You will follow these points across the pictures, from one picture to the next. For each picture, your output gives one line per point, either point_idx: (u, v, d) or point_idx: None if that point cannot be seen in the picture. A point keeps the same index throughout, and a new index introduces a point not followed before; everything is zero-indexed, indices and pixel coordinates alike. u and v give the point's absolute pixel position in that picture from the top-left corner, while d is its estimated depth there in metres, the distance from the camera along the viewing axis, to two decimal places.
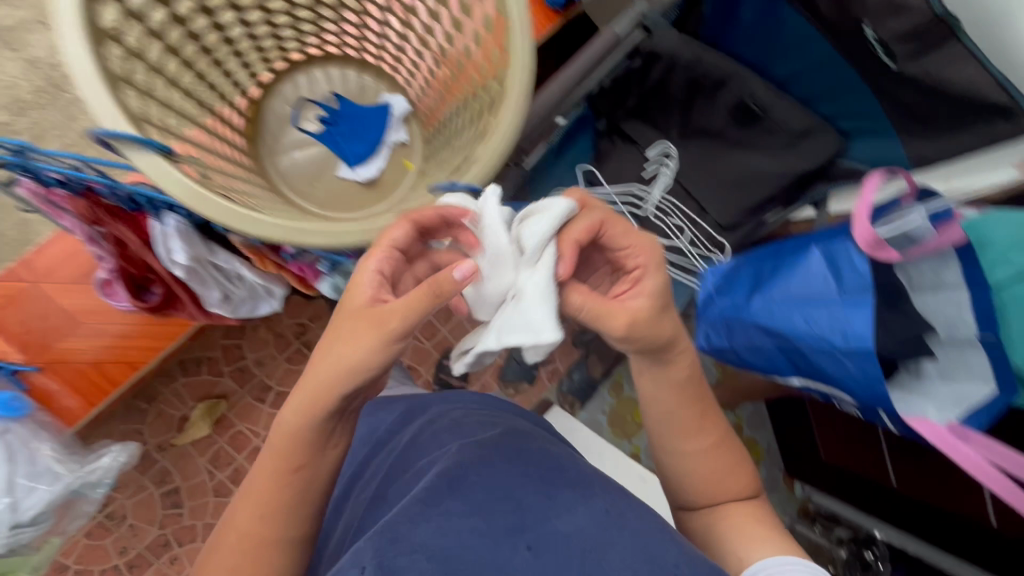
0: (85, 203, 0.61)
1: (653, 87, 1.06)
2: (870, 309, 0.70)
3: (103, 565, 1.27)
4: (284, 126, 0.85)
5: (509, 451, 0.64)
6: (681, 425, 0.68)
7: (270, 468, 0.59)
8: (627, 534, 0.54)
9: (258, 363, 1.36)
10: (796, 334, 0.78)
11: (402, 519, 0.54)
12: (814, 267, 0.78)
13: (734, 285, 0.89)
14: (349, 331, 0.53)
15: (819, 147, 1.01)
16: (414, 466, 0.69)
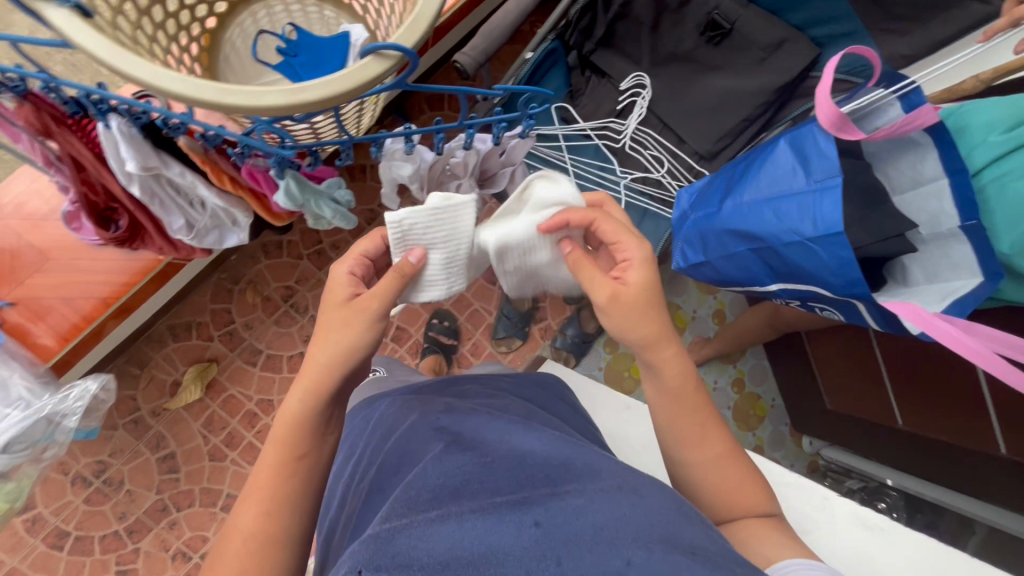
0: (33, 109, 0.59)
1: (620, 11, 1.06)
2: (839, 192, 0.68)
3: (103, 530, 1.28)
4: (245, 63, 0.75)
5: (509, 438, 0.63)
6: (687, 433, 0.65)
7: (268, 472, 0.59)
8: (643, 510, 0.53)
9: (247, 327, 1.37)
10: (768, 233, 0.76)
11: (397, 522, 0.50)
12: (784, 161, 0.76)
13: (708, 197, 0.88)
14: (341, 321, 0.63)
15: (793, 58, 0.99)
16: (402, 453, 0.67)
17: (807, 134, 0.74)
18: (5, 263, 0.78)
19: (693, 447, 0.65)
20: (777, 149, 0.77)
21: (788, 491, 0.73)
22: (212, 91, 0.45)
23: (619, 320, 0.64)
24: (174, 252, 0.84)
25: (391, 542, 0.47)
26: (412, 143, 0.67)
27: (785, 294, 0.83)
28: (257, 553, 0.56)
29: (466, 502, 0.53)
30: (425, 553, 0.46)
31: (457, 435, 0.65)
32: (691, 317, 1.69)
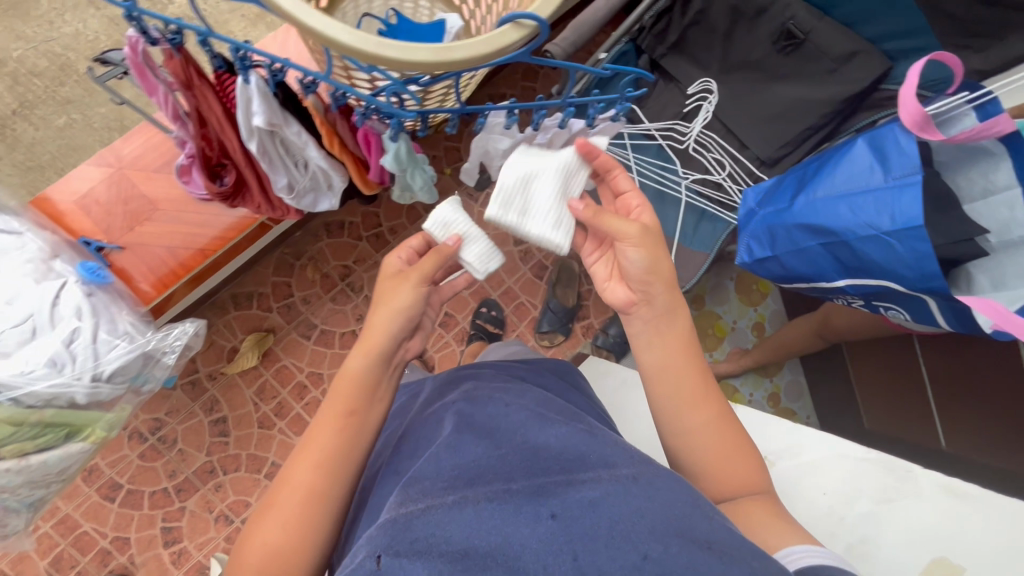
0: (182, 61, 0.65)
1: (694, 19, 1.09)
2: (919, 187, 0.71)
3: (153, 486, 1.33)
4: None
5: (526, 426, 0.64)
6: (687, 395, 0.67)
7: (329, 418, 0.66)
8: (658, 506, 0.52)
9: (304, 301, 1.42)
10: (843, 227, 0.79)
11: (415, 512, 0.53)
12: (862, 159, 0.79)
13: (778, 194, 0.91)
14: (393, 286, 0.72)
15: (864, 69, 1.01)
16: (425, 439, 0.69)
17: (889, 133, 0.77)
18: (117, 210, 0.86)
19: (682, 411, 0.67)
20: (855, 149, 0.80)
21: (868, 464, 0.73)
22: (375, 45, 0.50)
23: (646, 252, 0.69)
24: (270, 210, 0.89)
25: (410, 527, 0.51)
26: (515, 117, 0.71)
27: (852, 292, 0.85)
28: (305, 507, 0.61)
29: (481, 490, 0.55)
30: (443, 541, 0.50)
31: (475, 418, 0.67)
32: (731, 328, 1.69)
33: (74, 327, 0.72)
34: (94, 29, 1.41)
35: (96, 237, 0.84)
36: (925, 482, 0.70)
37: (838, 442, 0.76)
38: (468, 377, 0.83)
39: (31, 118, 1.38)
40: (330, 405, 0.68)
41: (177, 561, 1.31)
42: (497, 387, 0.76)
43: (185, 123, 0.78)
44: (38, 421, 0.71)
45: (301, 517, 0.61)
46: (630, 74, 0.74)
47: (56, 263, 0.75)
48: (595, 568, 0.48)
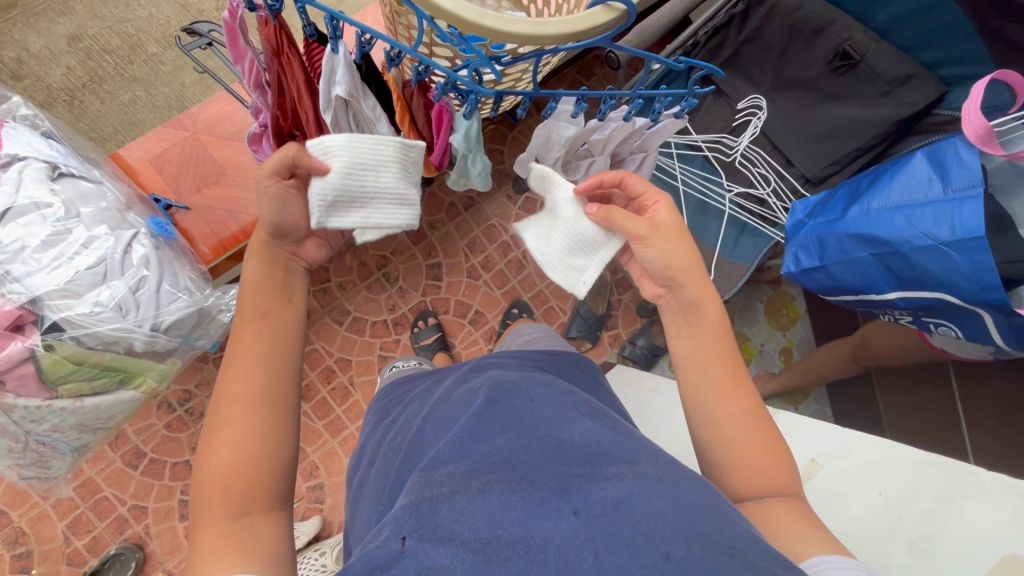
0: (277, 28, 0.68)
1: (750, 35, 1.11)
2: (982, 200, 0.71)
3: (176, 458, 1.33)
4: None
5: (554, 413, 0.58)
6: (715, 382, 0.62)
7: (250, 331, 0.62)
8: (682, 508, 0.47)
9: (340, 287, 1.44)
10: (899, 238, 0.79)
11: (425, 498, 0.47)
12: (920, 172, 0.79)
13: (830, 205, 0.91)
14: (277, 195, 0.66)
15: (918, 93, 1.02)
16: (446, 419, 0.64)
17: (950, 146, 0.78)
18: (189, 171, 0.91)
19: (719, 399, 0.61)
20: (913, 162, 0.81)
21: (925, 467, 0.72)
22: (476, 14, 0.53)
23: (662, 251, 0.62)
24: None
25: (432, 513, 0.45)
26: (584, 105, 0.73)
27: (902, 307, 0.86)
28: (245, 415, 0.58)
29: (503, 476, 0.49)
30: (467, 528, 0.44)
31: (495, 405, 0.60)
32: (758, 350, 1.65)
33: (141, 276, 0.74)
34: (167, 15, 1.48)
35: (165, 196, 0.89)
36: (988, 483, 0.68)
37: (894, 444, 0.74)
38: (488, 368, 0.78)
39: (99, 92, 1.43)
40: (241, 315, 0.64)
41: None
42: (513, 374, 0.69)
43: (264, 93, 0.81)
44: (96, 363, 0.72)
45: (246, 434, 0.57)
46: (697, 69, 0.77)
47: (130, 214, 0.78)
48: (616, 568, 0.41)
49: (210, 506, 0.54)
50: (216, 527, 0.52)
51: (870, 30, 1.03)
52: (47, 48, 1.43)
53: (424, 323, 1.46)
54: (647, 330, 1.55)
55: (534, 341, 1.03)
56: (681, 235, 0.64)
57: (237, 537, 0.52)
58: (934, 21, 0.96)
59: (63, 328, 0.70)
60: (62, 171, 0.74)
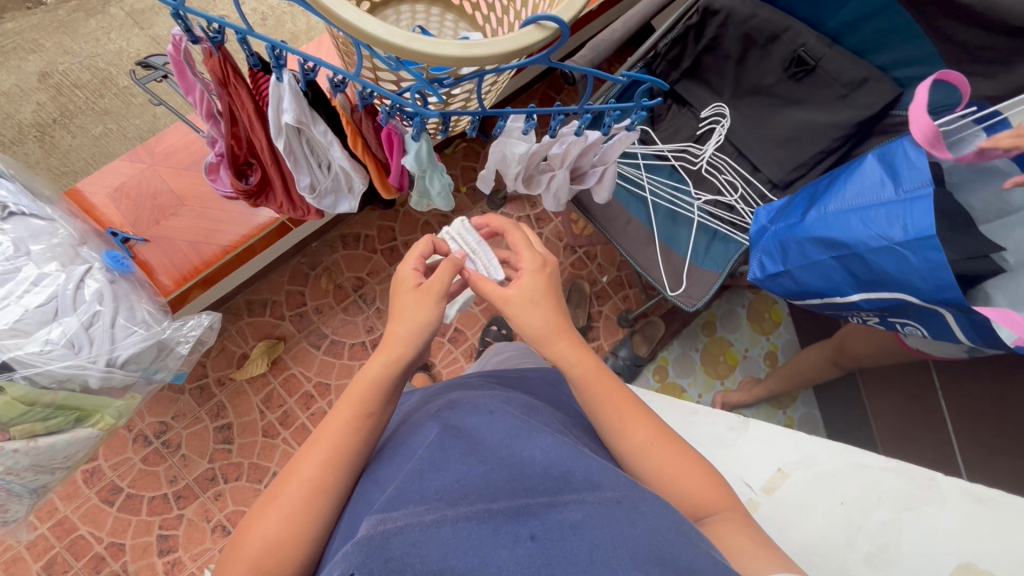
0: (222, 59, 0.69)
1: (707, 45, 1.11)
2: (931, 199, 0.71)
3: (153, 492, 1.31)
4: None
5: (518, 435, 0.56)
6: (606, 422, 0.66)
7: (347, 418, 0.63)
8: (638, 533, 0.46)
9: (316, 311, 1.43)
10: (857, 239, 0.79)
11: (378, 533, 0.43)
12: (873, 173, 0.79)
13: (792, 209, 0.91)
14: (413, 302, 0.68)
15: (874, 95, 1.02)
16: (402, 447, 0.62)
17: (899, 147, 0.78)
18: (147, 204, 0.91)
19: (620, 436, 0.65)
20: (866, 164, 0.81)
21: (887, 474, 0.72)
22: (404, 39, 0.52)
23: (524, 307, 0.69)
24: (291, 210, 0.92)
25: (385, 545, 0.41)
26: (533, 122, 0.73)
27: (868, 309, 0.85)
28: (306, 498, 0.58)
29: (466, 505, 0.48)
30: (420, 560, 0.41)
31: (454, 434, 0.58)
32: (742, 356, 1.64)
33: (94, 311, 0.74)
34: (136, 47, 1.49)
35: (123, 230, 0.88)
36: (948, 488, 0.69)
37: (857, 453, 0.74)
38: (451, 392, 0.76)
39: (70, 127, 1.44)
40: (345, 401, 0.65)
41: (170, 571, 1.28)
42: (482, 398, 0.68)
43: (217, 122, 0.81)
44: (49, 403, 0.72)
45: (300, 516, 0.57)
46: (644, 83, 0.78)
47: (84, 249, 0.78)
48: None
49: (237, 566, 0.54)
50: None
51: (823, 35, 1.04)
52: (17, 85, 1.43)
53: None
54: (629, 340, 1.57)
55: (517, 359, 1.04)
56: (537, 301, 0.70)
57: None
58: (883, 25, 0.97)
59: (14, 368, 0.68)
60: (11, 210, 0.74)
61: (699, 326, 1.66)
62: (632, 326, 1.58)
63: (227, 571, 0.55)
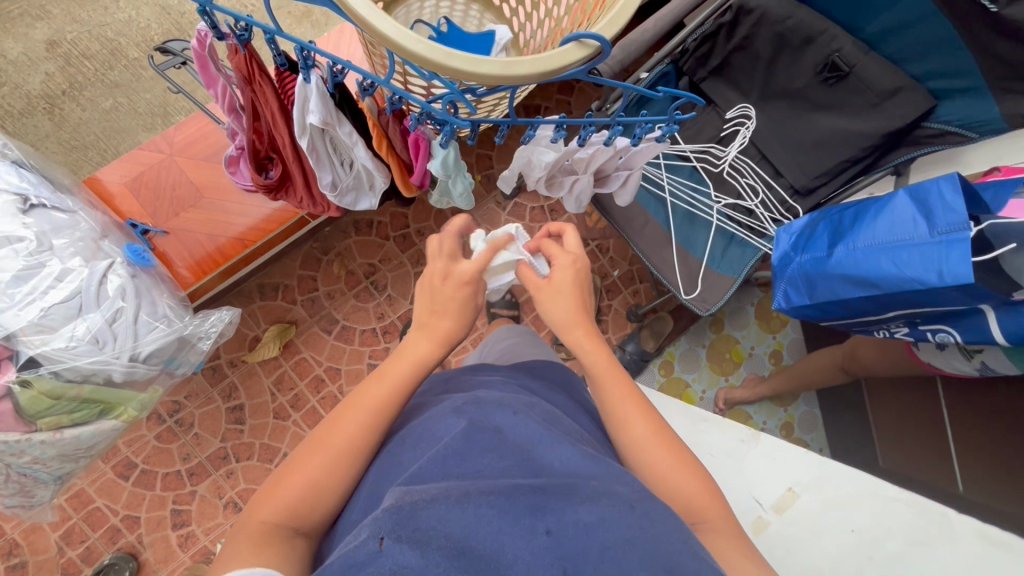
0: (248, 57, 0.67)
1: (738, 44, 1.08)
2: (967, 244, 0.68)
3: (167, 468, 1.34)
4: None
5: (538, 438, 0.57)
6: (614, 415, 0.68)
7: (383, 392, 0.65)
8: (646, 534, 0.46)
9: (328, 296, 1.44)
10: (887, 280, 0.76)
11: (409, 500, 0.45)
12: (904, 212, 0.76)
13: (814, 241, 0.89)
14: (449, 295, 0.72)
15: (907, 106, 1.00)
16: (422, 433, 0.63)
17: (933, 184, 0.74)
18: (166, 195, 0.89)
19: (622, 428, 0.67)
20: (895, 199, 0.78)
21: (898, 504, 0.74)
22: (444, 55, 0.51)
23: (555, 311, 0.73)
24: (311, 206, 0.91)
25: (416, 516, 0.43)
26: (563, 133, 0.71)
27: (895, 317, 0.85)
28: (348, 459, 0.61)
29: (488, 486, 0.49)
30: (444, 533, 0.42)
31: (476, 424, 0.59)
32: (748, 353, 1.66)
33: (118, 307, 0.74)
34: (147, 17, 1.44)
35: (143, 221, 0.87)
36: (958, 527, 0.71)
37: (870, 481, 0.75)
38: (472, 387, 0.78)
39: (80, 99, 1.41)
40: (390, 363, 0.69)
41: (184, 544, 1.33)
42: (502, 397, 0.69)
43: (238, 116, 0.80)
44: (75, 397, 0.72)
45: (335, 460, 0.60)
46: (679, 99, 0.74)
47: (106, 243, 0.77)
48: None
49: (266, 506, 0.57)
50: (263, 525, 0.56)
51: (859, 41, 1.01)
52: (25, 54, 1.40)
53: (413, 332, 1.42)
54: (636, 335, 1.58)
55: (515, 348, 1.04)
56: (573, 293, 0.75)
57: (272, 547, 0.54)
58: (923, 33, 0.94)
59: (39, 363, 0.69)
60: (32, 203, 0.73)
61: (707, 323, 1.67)
62: (640, 321, 1.59)
63: (254, 511, 0.58)
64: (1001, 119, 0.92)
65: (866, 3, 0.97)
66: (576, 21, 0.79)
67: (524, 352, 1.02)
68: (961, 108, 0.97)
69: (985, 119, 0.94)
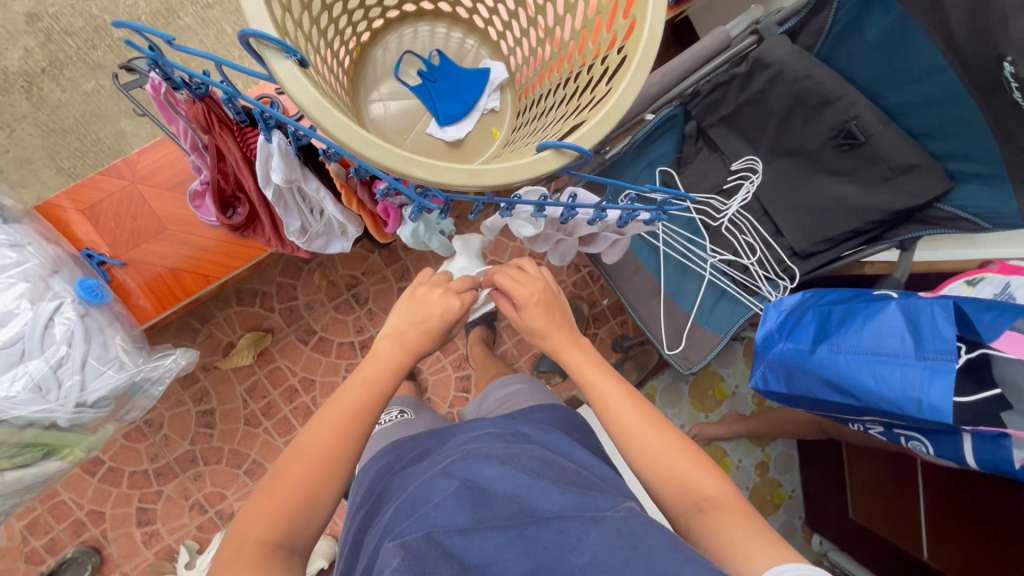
0: (206, 110, 0.63)
1: (751, 96, 1.01)
2: (953, 377, 0.67)
3: (134, 467, 1.34)
4: (386, 75, 0.81)
5: (522, 481, 0.58)
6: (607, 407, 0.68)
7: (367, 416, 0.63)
8: (639, 557, 0.48)
9: (307, 306, 1.40)
10: (865, 394, 0.75)
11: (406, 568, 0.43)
12: (893, 325, 0.74)
13: (799, 330, 0.86)
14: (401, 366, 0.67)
15: (921, 184, 0.94)
16: (416, 497, 0.61)
17: (926, 307, 0.72)
18: (126, 224, 0.89)
19: (606, 415, 0.68)
20: (886, 309, 0.76)
21: None
22: (404, 161, 0.45)
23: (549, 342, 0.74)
24: (280, 246, 0.86)
25: None
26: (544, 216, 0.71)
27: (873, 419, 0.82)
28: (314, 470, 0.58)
29: (490, 537, 0.51)
30: None
31: (466, 482, 0.58)
32: (732, 391, 1.63)
33: (63, 353, 0.78)
34: None
35: (101, 250, 0.88)
36: None
37: None
38: (455, 440, 0.77)
39: (59, 79, 1.32)
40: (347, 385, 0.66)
41: (148, 541, 1.34)
42: (486, 447, 0.67)
43: (202, 154, 0.74)
44: (18, 441, 0.78)
45: (317, 486, 0.58)
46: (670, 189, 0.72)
47: (55, 280, 0.80)
48: None
49: (257, 522, 0.55)
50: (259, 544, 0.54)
51: (878, 109, 0.95)
52: None
53: None
54: (619, 366, 1.55)
55: (511, 399, 0.99)
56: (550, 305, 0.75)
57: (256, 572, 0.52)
58: (949, 113, 0.87)
59: None
60: None
61: None
62: (625, 352, 1.55)
63: (247, 526, 0.56)
64: (1018, 214, 0.86)
65: (892, 72, 0.90)
66: (574, 61, 0.69)
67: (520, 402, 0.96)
68: (978, 194, 0.91)
69: (1001, 212, 0.89)
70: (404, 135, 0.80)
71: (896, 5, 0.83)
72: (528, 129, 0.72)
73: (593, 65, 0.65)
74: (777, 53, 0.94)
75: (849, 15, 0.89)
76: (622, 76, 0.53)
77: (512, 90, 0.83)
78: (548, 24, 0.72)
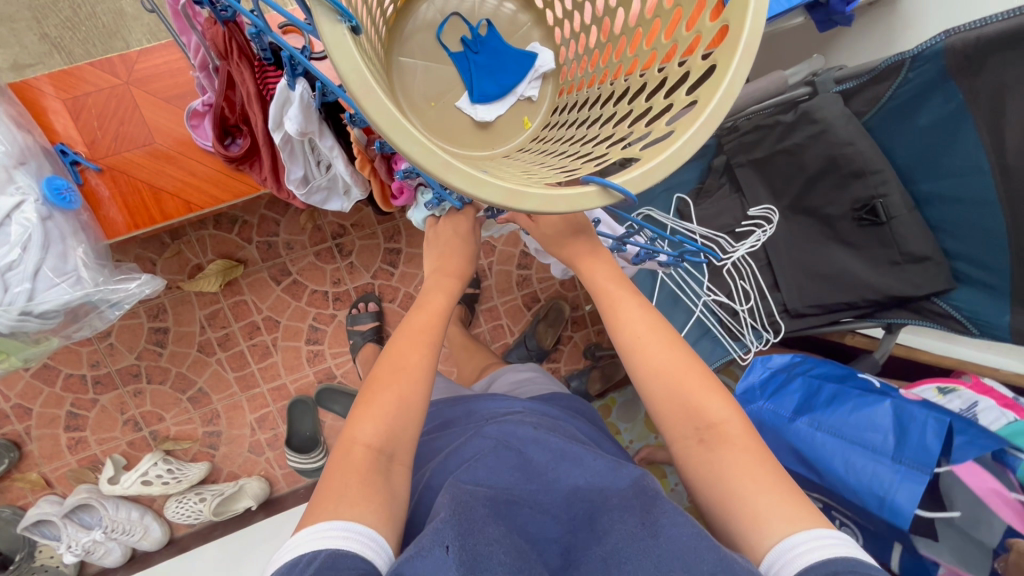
0: (228, 36, 0.57)
1: (789, 147, 0.99)
2: (922, 487, 0.72)
3: (71, 370, 1.27)
4: (424, 33, 0.72)
5: (559, 460, 0.59)
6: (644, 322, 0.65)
7: (409, 371, 0.59)
8: (660, 544, 0.45)
9: (286, 245, 1.34)
10: (832, 475, 0.80)
11: (452, 525, 0.45)
12: (882, 420, 0.79)
13: (783, 391, 0.88)
14: (391, 346, 0.62)
15: (925, 278, 0.94)
16: (451, 453, 0.62)
17: (919, 414, 0.76)
18: (110, 126, 0.82)
19: (631, 358, 0.64)
20: (878, 405, 0.80)
21: None
22: (442, 165, 0.40)
23: None
24: (275, 188, 0.79)
25: (471, 538, 0.44)
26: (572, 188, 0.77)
27: (822, 496, 0.87)
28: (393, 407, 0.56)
29: (527, 514, 0.53)
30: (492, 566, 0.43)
31: (507, 450, 0.60)
32: None
33: (12, 256, 0.75)
34: None
35: (77, 148, 0.81)
36: None
37: None
38: (477, 403, 0.77)
39: None
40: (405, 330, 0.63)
41: (73, 448, 1.28)
42: (522, 417, 0.68)
43: (211, 76, 0.67)
44: None
45: (396, 405, 0.56)
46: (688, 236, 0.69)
47: (21, 174, 0.76)
48: None
49: (365, 425, 0.55)
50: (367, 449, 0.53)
51: (908, 193, 0.93)
52: None
53: (364, 306, 1.36)
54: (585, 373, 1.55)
55: (525, 385, 0.92)
56: None
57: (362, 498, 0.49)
58: (973, 216, 0.87)
59: None
60: None
61: None
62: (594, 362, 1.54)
63: (354, 423, 0.56)
64: (1007, 329, 0.89)
65: (931, 162, 0.89)
66: (633, 75, 0.64)
67: (540, 388, 0.91)
68: (975, 301, 0.92)
69: (990, 322, 0.91)
70: (429, 102, 0.73)
71: (959, 95, 0.82)
72: (563, 135, 0.67)
73: (653, 88, 0.60)
74: (827, 111, 0.93)
75: (907, 93, 0.87)
76: (689, 120, 0.49)
77: (554, 81, 0.77)
78: (614, 28, 0.67)
